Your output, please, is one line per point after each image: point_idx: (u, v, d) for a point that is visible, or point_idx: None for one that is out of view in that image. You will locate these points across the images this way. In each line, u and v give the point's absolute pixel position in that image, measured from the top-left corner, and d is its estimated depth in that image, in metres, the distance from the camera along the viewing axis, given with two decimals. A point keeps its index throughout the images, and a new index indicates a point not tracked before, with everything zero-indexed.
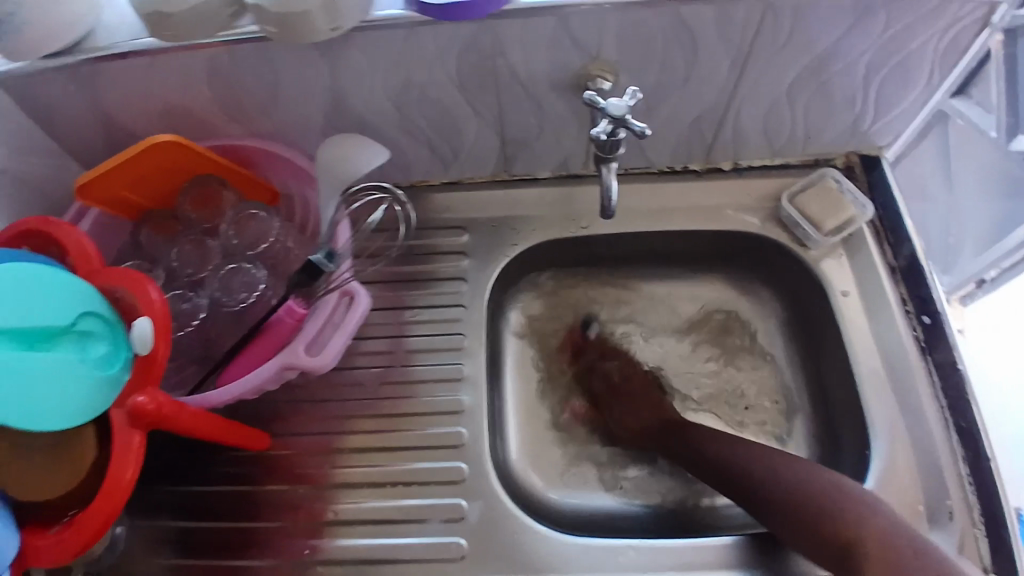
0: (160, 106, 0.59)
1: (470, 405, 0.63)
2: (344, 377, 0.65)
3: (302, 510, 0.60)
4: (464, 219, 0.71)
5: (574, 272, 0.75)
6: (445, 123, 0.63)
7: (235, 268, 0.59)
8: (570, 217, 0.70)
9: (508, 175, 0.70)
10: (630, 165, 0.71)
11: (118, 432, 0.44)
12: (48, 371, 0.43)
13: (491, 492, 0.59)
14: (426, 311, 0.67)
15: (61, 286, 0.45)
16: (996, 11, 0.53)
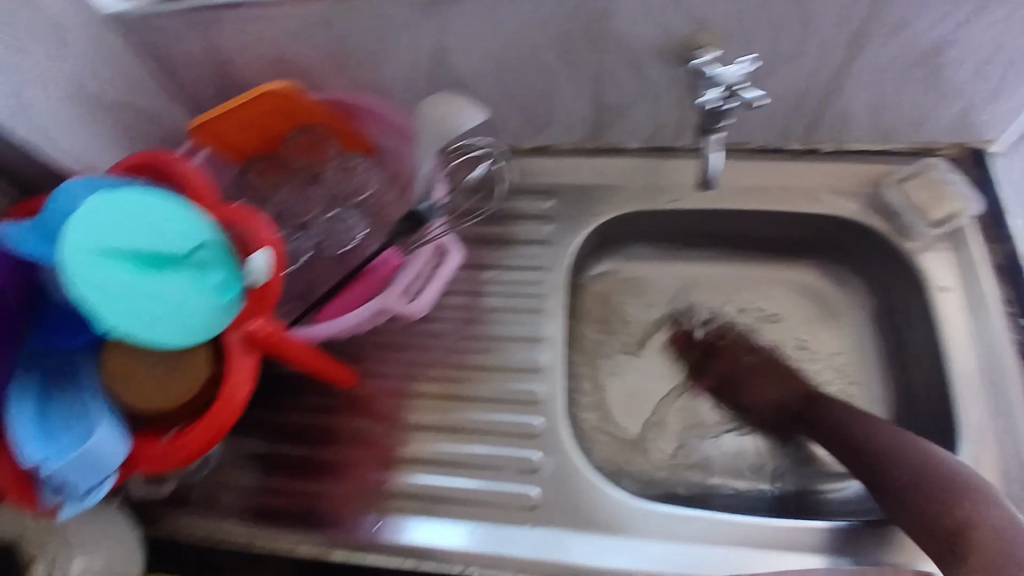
0: (271, 56, 0.62)
1: (548, 363, 0.64)
2: (421, 330, 0.68)
3: (382, 449, 0.63)
4: (552, 185, 0.71)
5: (655, 248, 0.75)
6: (539, 89, 0.63)
7: (334, 215, 0.61)
8: (656, 189, 0.69)
9: (594, 144, 0.70)
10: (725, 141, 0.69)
11: (234, 350, 0.48)
12: (168, 292, 0.46)
13: (564, 450, 0.61)
14: (507, 272, 0.69)
15: (178, 215, 0.48)
16: None
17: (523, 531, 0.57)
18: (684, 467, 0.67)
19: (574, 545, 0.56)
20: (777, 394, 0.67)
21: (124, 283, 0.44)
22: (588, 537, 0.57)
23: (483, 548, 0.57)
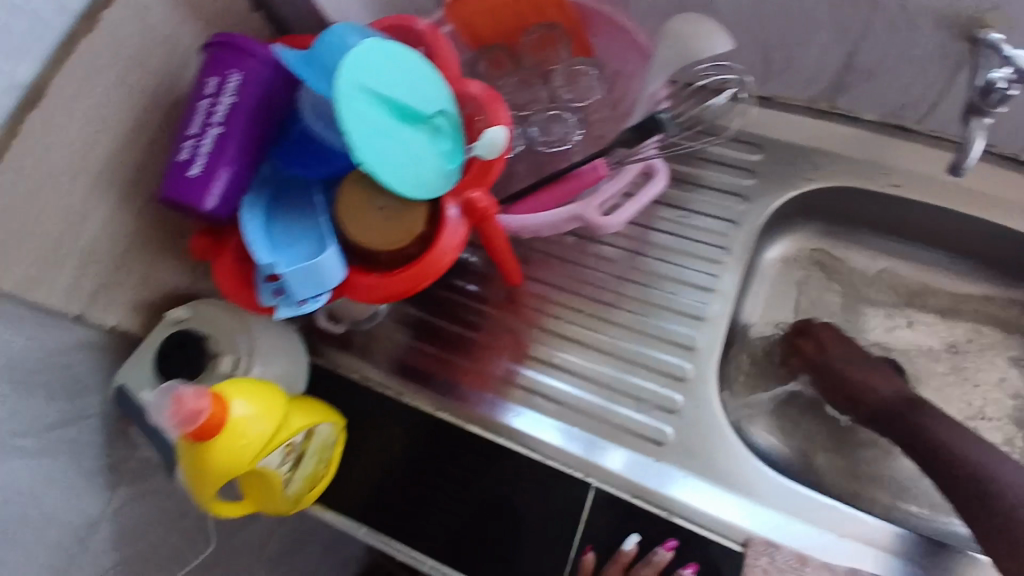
0: None
1: (713, 315, 0.64)
2: (592, 249, 0.69)
3: (528, 348, 0.66)
4: (763, 138, 0.68)
5: (852, 231, 0.70)
6: (787, 32, 0.60)
7: (555, 113, 0.63)
8: (878, 168, 0.65)
9: (828, 106, 0.66)
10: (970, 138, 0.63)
11: (449, 217, 0.52)
12: (409, 148, 0.50)
13: (706, 399, 0.61)
14: (697, 218, 0.67)
15: (428, 80, 0.51)
16: None
17: (648, 461, 0.59)
18: (817, 459, 0.65)
19: (697, 488, 0.57)
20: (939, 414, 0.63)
21: (379, 125, 0.48)
22: (712, 486, 0.58)
23: (607, 463, 0.59)
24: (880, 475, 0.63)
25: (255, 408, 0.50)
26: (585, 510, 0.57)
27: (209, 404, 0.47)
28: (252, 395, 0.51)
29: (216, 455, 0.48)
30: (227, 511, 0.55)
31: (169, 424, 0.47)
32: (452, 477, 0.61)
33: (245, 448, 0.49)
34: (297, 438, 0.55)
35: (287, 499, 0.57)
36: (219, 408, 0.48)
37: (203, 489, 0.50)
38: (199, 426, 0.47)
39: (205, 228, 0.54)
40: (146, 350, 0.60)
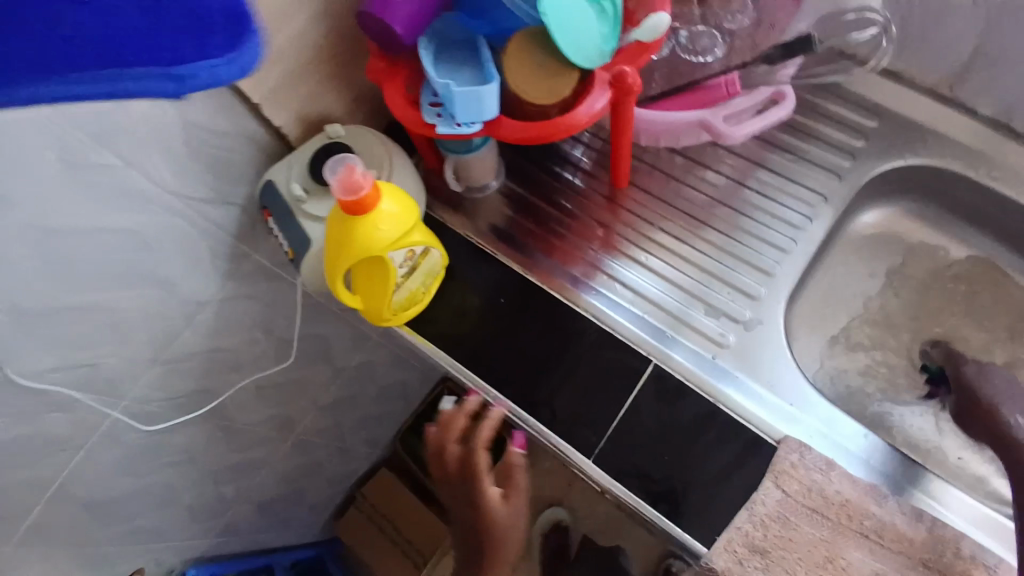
0: None
1: (795, 253, 0.70)
2: (696, 173, 0.75)
3: (620, 245, 0.73)
4: (881, 108, 0.72)
5: (941, 216, 0.75)
6: (940, 9, 0.63)
7: (704, 30, 0.67)
8: (983, 160, 0.69)
9: (950, 93, 0.70)
10: None
11: (597, 84, 0.59)
12: (578, 16, 0.57)
13: (772, 320, 0.67)
14: (802, 165, 0.72)
15: None
16: None
17: (707, 357, 0.65)
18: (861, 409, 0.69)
19: (746, 390, 0.63)
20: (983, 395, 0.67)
21: None
22: (761, 392, 0.63)
23: (668, 349, 0.65)
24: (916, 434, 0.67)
25: (397, 203, 0.58)
26: (640, 380, 0.63)
27: (370, 185, 0.55)
28: (396, 194, 0.59)
29: (364, 232, 0.56)
30: (346, 303, 0.63)
31: (336, 191, 0.55)
32: (528, 330, 0.68)
33: (386, 234, 0.57)
34: (416, 248, 0.63)
35: (391, 305, 0.65)
36: (377, 191, 0.56)
37: (341, 264, 0.58)
38: (358, 199, 0.55)
39: (382, 52, 0.61)
40: (300, 154, 0.68)
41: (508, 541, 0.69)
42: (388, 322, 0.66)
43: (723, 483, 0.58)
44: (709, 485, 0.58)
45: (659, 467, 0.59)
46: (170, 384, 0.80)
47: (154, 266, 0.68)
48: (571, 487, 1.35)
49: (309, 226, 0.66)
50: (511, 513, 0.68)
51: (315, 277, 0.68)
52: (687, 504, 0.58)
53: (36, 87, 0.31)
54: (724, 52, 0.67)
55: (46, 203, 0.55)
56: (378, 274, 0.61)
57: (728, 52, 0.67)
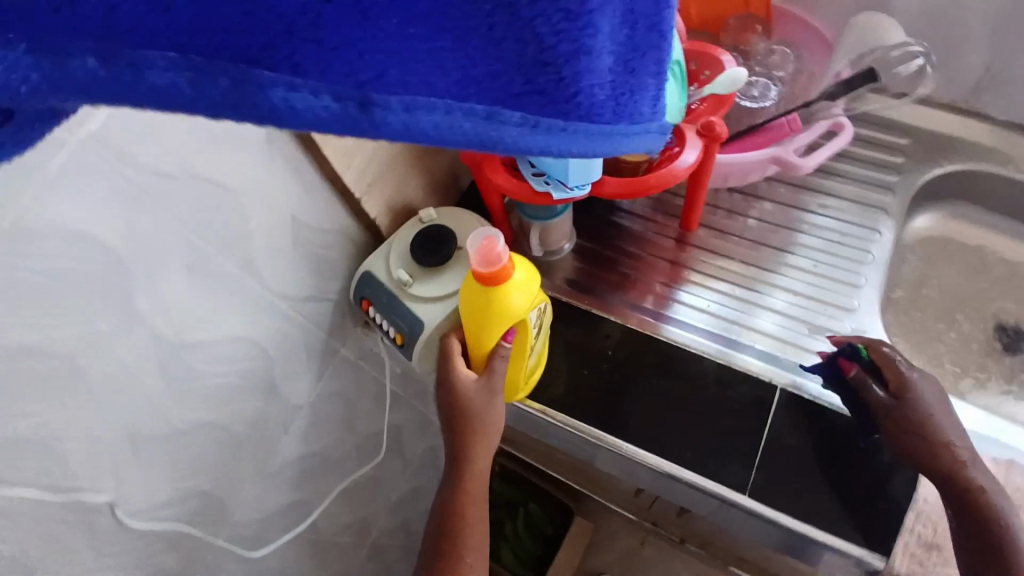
0: None
1: (874, 260, 0.75)
2: (754, 205, 0.80)
3: (693, 277, 0.76)
4: (909, 127, 0.80)
5: (983, 214, 0.82)
6: (953, 36, 0.71)
7: (754, 81, 0.75)
8: (1007, 158, 0.77)
9: (966, 105, 0.78)
10: None
11: (684, 137, 0.64)
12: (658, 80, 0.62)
13: (873, 329, 0.71)
14: (851, 184, 0.79)
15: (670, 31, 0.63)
16: None
17: None
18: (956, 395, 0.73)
19: None
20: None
21: None
22: None
23: (791, 373, 0.67)
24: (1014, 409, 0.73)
25: (521, 265, 0.60)
26: (772, 406, 0.65)
27: (507, 256, 0.57)
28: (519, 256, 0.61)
29: (506, 302, 0.58)
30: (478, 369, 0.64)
31: (474, 272, 0.57)
32: (645, 376, 0.69)
33: (523, 298, 0.59)
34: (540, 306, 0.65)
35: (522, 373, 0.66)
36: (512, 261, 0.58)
37: (487, 336, 0.59)
38: (500, 272, 0.56)
39: None
40: (398, 241, 0.68)
41: (485, 426, 0.62)
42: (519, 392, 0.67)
43: (884, 488, 0.60)
44: (869, 491, 0.60)
45: (817, 485, 0.60)
46: (267, 500, 0.74)
47: (264, 373, 0.66)
48: (643, 547, 1.32)
49: (417, 307, 0.65)
50: (493, 413, 0.62)
51: (429, 359, 0.66)
52: (857, 515, 0.59)
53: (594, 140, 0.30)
54: (780, 99, 0.74)
55: (178, 319, 0.53)
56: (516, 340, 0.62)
57: (784, 98, 0.74)
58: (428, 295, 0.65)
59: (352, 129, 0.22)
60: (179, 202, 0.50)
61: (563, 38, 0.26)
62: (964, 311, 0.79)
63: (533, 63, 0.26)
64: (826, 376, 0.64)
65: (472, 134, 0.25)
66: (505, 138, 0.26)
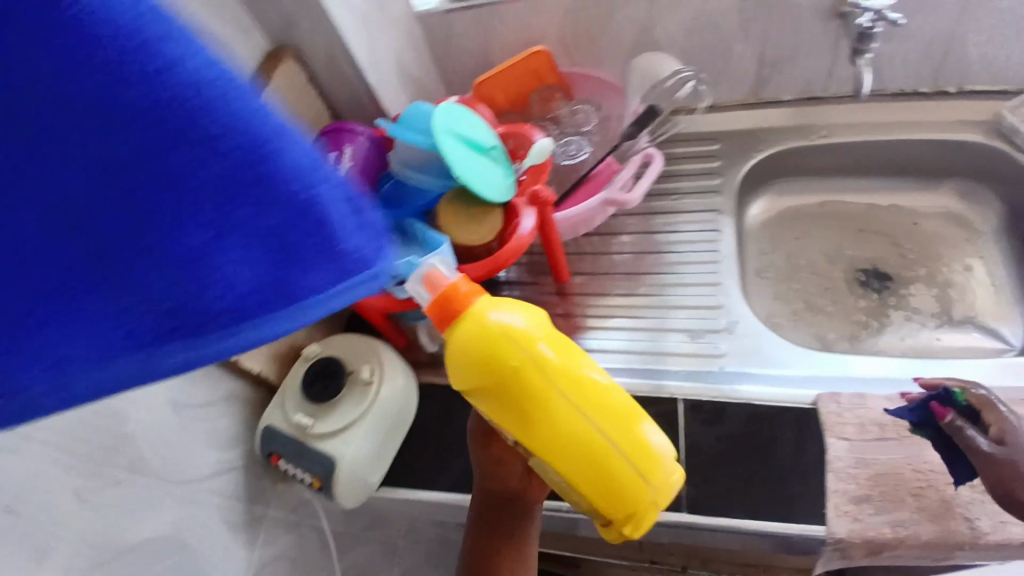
0: (519, 42, 0.86)
1: (724, 255, 0.82)
2: (612, 242, 0.86)
3: (584, 323, 0.80)
4: (716, 133, 0.89)
5: (816, 181, 0.90)
6: (719, 49, 0.82)
7: (568, 141, 0.84)
8: (808, 129, 0.86)
9: (758, 99, 0.87)
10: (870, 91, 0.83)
11: (519, 208, 0.69)
12: (482, 168, 0.68)
13: (744, 315, 0.76)
14: (684, 199, 0.87)
15: (479, 125, 0.71)
16: None
17: (717, 370, 0.72)
18: (837, 346, 0.80)
19: (765, 383, 0.70)
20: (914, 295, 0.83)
21: (462, 153, 0.67)
22: (775, 377, 0.70)
23: (685, 382, 0.71)
24: (895, 342, 0.80)
25: (497, 333, 0.50)
26: (680, 417, 0.68)
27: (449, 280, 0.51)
28: (501, 313, 0.50)
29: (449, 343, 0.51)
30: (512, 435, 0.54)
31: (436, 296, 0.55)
32: None
33: (473, 364, 0.50)
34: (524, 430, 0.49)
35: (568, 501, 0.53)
36: (460, 291, 0.51)
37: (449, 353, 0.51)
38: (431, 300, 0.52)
39: None
40: (290, 386, 0.67)
41: (491, 456, 0.60)
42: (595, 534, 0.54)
43: (801, 456, 0.63)
44: (788, 465, 0.63)
45: (742, 479, 0.63)
46: None
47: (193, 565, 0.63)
48: None
49: (325, 444, 0.64)
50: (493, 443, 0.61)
51: (352, 491, 0.64)
52: (788, 492, 0.62)
53: (298, 319, 0.28)
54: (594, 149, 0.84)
55: (80, 545, 0.51)
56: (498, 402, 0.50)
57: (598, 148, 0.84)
58: (333, 429, 0.64)
59: (19, 416, 0.26)
60: (51, 429, 0.50)
61: (162, 287, 0.26)
62: (824, 272, 0.86)
63: (158, 311, 0.27)
64: (916, 421, 0.63)
65: (131, 378, 0.27)
66: (160, 371, 0.27)
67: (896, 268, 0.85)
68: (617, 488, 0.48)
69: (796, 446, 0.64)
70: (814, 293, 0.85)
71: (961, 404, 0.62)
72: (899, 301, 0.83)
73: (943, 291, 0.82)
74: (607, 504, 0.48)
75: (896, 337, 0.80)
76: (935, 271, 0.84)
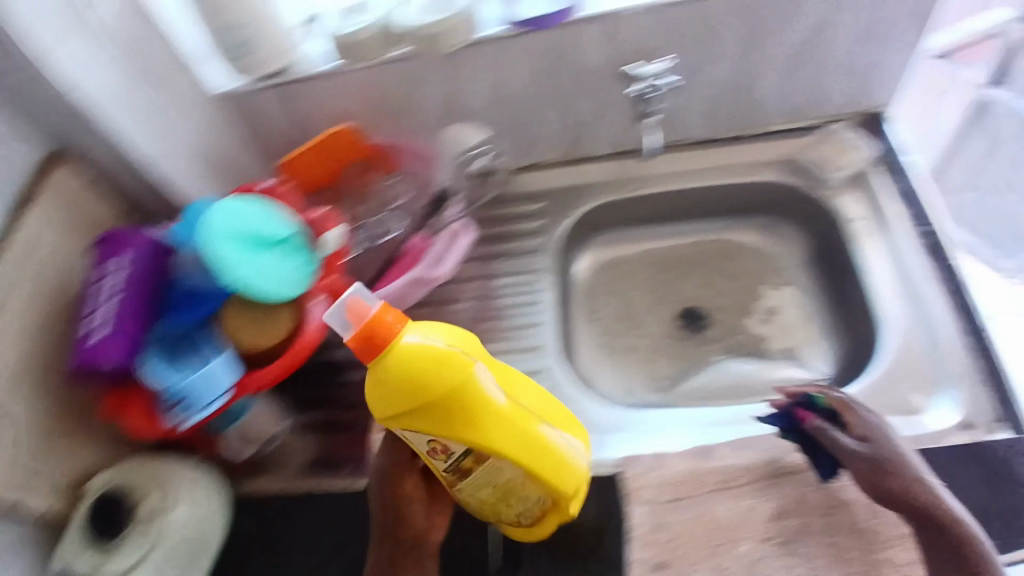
0: (331, 114, 0.84)
1: (545, 320, 0.82)
2: (446, 312, 0.85)
3: None
4: (541, 190, 0.90)
5: (644, 228, 0.92)
6: (528, 112, 0.82)
7: (380, 218, 0.84)
8: (625, 180, 0.87)
9: (576, 156, 0.88)
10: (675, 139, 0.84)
11: (310, 306, 0.70)
12: (271, 267, 0.68)
13: (558, 382, 0.77)
14: (512, 261, 0.87)
15: (271, 218, 0.70)
16: None
17: None
18: (665, 397, 0.83)
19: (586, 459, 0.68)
20: (731, 334, 0.87)
21: (246, 255, 0.67)
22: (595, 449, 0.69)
23: None
24: (714, 383, 0.83)
25: (431, 362, 0.53)
26: None
27: (375, 314, 0.53)
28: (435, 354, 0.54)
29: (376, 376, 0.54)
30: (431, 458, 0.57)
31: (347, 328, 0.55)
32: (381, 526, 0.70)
33: (402, 395, 0.53)
34: (455, 448, 0.55)
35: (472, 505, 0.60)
36: (387, 320, 0.53)
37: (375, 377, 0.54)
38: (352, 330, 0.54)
39: (116, 385, 0.66)
40: (73, 530, 0.64)
41: (399, 473, 0.61)
42: (503, 530, 0.63)
43: (603, 530, 0.63)
44: (593, 538, 0.63)
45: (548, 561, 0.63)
46: None
47: None
48: None
49: None
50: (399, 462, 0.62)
51: None
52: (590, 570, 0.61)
53: None
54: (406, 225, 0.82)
55: None
56: (436, 417, 0.54)
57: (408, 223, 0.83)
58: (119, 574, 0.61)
59: None
60: None
61: None
62: (652, 320, 0.90)
63: None
64: (784, 425, 0.67)
65: None
66: None
67: (717, 308, 0.89)
68: (557, 468, 0.57)
69: (603, 521, 0.64)
70: (645, 341, 0.88)
71: (821, 404, 0.66)
72: (718, 343, 0.87)
73: (758, 328, 0.86)
74: (562, 484, 0.58)
75: (715, 373, 0.84)
76: (752, 309, 0.88)
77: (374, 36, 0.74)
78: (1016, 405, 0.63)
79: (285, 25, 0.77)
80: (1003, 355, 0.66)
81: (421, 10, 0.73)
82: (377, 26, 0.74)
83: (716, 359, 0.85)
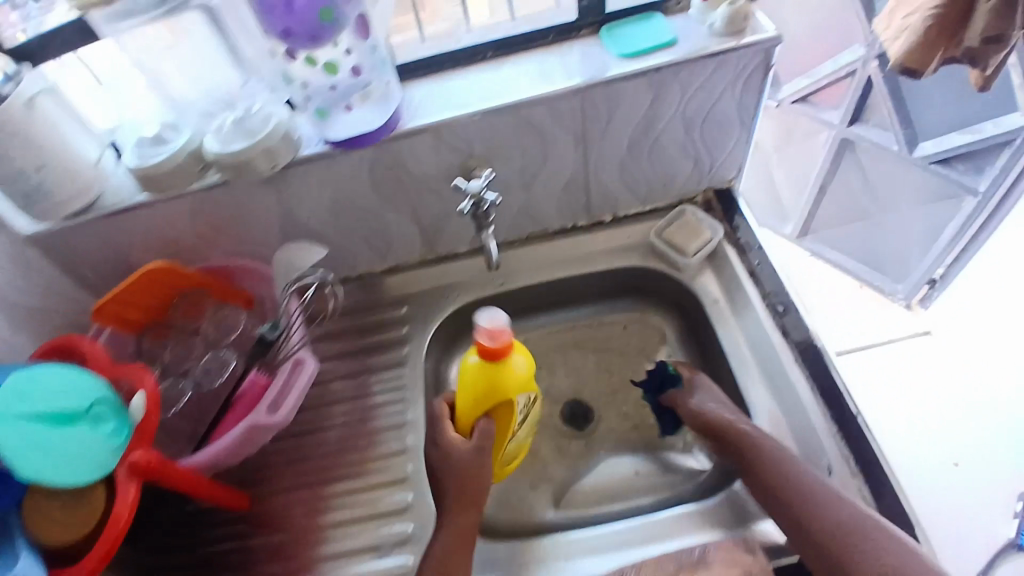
0: (156, 245, 0.76)
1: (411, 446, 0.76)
2: (309, 440, 0.78)
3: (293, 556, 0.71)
4: (402, 295, 0.85)
5: (518, 319, 0.88)
6: (375, 220, 0.77)
7: (215, 354, 0.77)
8: (489, 277, 0.84)
9: (435, 255, 0.85)
10: (530, 233, 0.84)
11: (121, 483, 0.60)
12: (71, 445, 0.58)
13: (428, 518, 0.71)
14: (377, 378, 0.80)
15: (76, 382, 0.60)
16: (771, 55, 0.66)
17: None
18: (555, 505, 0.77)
19: None
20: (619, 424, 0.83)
21: (36, 437, 0.57)
22: None
23: None
24: (603, 483, 0.78)
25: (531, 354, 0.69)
26: None
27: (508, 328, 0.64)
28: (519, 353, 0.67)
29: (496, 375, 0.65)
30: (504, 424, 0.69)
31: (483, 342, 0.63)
32: None
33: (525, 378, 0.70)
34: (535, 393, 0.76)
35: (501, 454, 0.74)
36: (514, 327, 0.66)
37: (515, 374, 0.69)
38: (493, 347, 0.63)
39: None
40: None
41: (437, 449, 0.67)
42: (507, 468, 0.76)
43: None
44: None
45: None
46: None
47: None
48: None
49: None
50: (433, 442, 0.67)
51: None
52: None
53: None
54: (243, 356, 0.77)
55: None
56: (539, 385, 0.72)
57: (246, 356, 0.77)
58: None
59: None
60: None
61: None
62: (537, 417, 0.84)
63: None
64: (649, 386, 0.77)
65: None
66: None
67: (601, 398, 0.85)
68: None
69: None
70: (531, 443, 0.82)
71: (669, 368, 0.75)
72: (606, 436, 0.82)
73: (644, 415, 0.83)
74: None
75: (606, 470, 0.79)
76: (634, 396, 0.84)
77: (185, 163, 0.67)
78: (889, 498, 0.61)
79: (85, 158, 0.69)
80: (869, 433, 0.65)
81: (230, 131, 0.66)
82: (188, 152, 0.67)
83: (603, 455, 0.81)
